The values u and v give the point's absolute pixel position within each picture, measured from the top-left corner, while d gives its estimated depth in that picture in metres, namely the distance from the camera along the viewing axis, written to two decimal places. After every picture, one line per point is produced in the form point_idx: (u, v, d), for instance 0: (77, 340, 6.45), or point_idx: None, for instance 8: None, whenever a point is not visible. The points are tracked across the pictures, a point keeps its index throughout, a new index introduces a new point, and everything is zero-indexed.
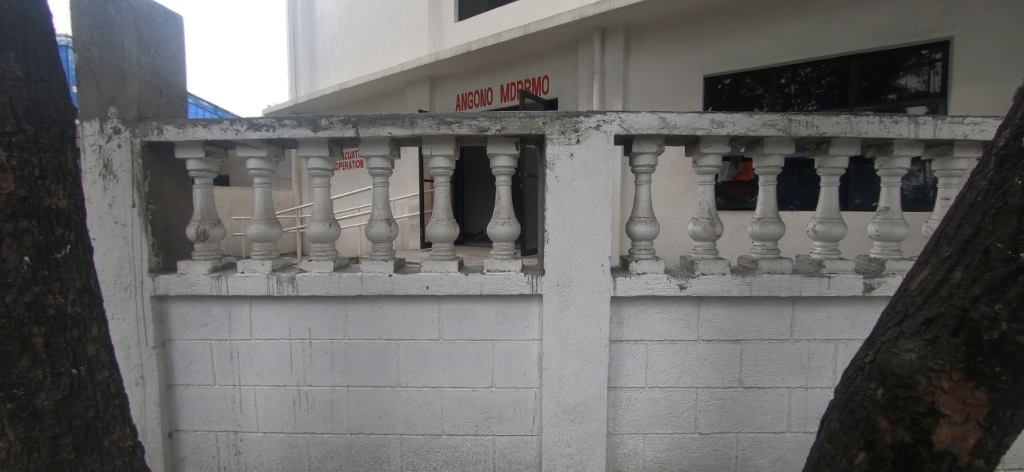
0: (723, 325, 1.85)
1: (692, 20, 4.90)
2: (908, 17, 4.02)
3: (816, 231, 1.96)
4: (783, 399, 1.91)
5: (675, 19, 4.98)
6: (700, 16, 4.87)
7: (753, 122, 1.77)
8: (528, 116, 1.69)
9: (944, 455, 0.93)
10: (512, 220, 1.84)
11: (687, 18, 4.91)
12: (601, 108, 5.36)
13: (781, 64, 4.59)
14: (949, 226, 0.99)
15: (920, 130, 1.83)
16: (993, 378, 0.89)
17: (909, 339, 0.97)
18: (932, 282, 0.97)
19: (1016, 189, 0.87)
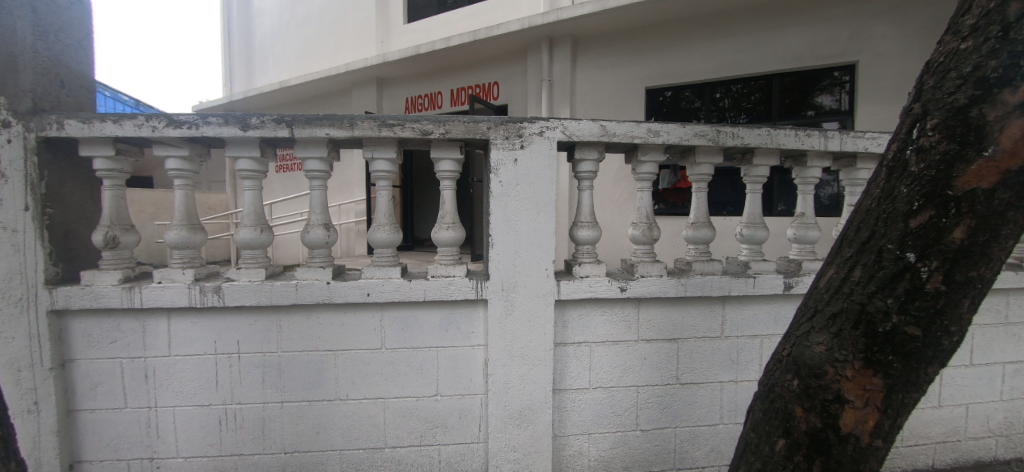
0: (660, 326, 1.93)
1: (634, 34, 5.12)
2: (822, 42, 4.43)
3: (743, 234, 2.10)
4: (716, 394, 2.02)
5: (617, 32, 5.18)
6: (641, 31, 5.09)
7: (684, 132, 1.87)
8: (472, 120, 1.69)
9: (848, 437, 1.04)
10: (456, 225, 1.83)
11: (630, 32, 5.13)
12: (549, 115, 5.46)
13: (715, 80, 4.89)
14: (850, 230, 1.09)
15: (829, 143, 2.02)
16: (888, 366, 0.99)
17: (819, 332, 1.07)
18: (837, 280, 1.07)
19: (902, 195, 0.98)
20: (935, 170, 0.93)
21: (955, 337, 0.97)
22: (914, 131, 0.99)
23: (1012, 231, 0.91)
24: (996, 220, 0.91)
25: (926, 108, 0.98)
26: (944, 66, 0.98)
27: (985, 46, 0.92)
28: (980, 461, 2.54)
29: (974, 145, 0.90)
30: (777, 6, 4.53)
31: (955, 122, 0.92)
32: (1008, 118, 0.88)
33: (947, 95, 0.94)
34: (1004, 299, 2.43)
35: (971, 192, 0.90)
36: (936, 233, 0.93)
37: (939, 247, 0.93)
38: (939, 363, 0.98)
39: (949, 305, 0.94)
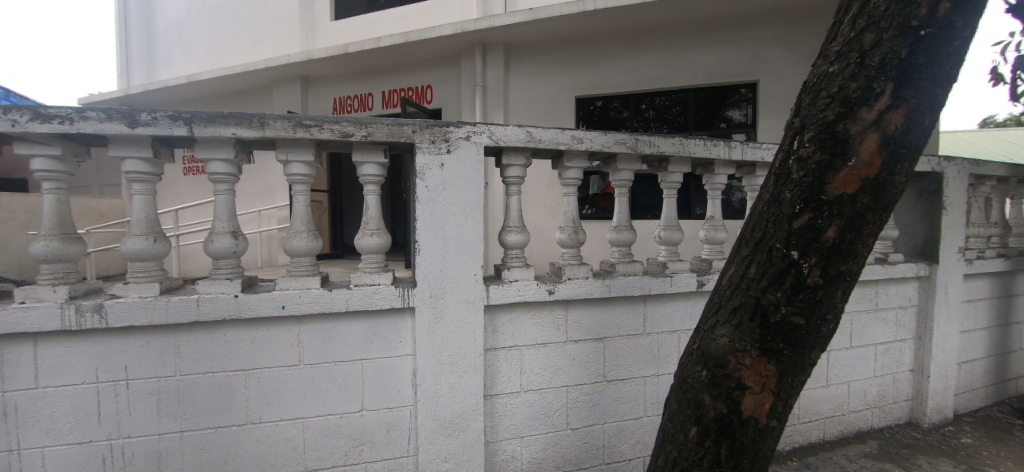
0: (586, 326, 2.00)
1: (564, 45, 5.29)
2: (729, 61, 4.86)
3: (661, 236, 2.24)
4: (639, 389, 2.13)
5: (546, 42, 5.32)
6: (570, 42, 5.27)
7: (605, 140, 1.96)
8: (396, 123, 1.64)
9: (748, 420, 1.14)
10: (381, 231, 1.77)
11: (559, 42, 5.29)
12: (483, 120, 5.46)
13: (639, 92, 5.17)
14: (746, 230, 1.21)
15: (732, 152, 2.22)
16: (779, 353, 1.10)
17: (723, 326, 1.17)
18: (737, 277, 1.18)
19: (787, 199, 1.09)
20: (812, 177, 1.06)
21: (831, 324, 1.10)
22: (795, 143, 1.11)
23: (872, 230, 1.05)
24: (860, 221, 1.04)
25: (804, 122, 1.11)
26: (816, 86, 1.11)
27: (848, 70, 1.05)
28: (860, 431, 2.89)
29: (841, 156, 1.03)
30: (691, 26, 4.91)
31: (826, 135, 1.05)
32: (866, 133, 1.01)
33: (820, 111, 1.07)
34: (875, 288, 2.80)
35: (840, 196, 1.03)
36: (814, 232, 1.05)
37: (817, 245, 1.04)
38: (820, 348, 1.12)
39: (826, 296, 1.07)
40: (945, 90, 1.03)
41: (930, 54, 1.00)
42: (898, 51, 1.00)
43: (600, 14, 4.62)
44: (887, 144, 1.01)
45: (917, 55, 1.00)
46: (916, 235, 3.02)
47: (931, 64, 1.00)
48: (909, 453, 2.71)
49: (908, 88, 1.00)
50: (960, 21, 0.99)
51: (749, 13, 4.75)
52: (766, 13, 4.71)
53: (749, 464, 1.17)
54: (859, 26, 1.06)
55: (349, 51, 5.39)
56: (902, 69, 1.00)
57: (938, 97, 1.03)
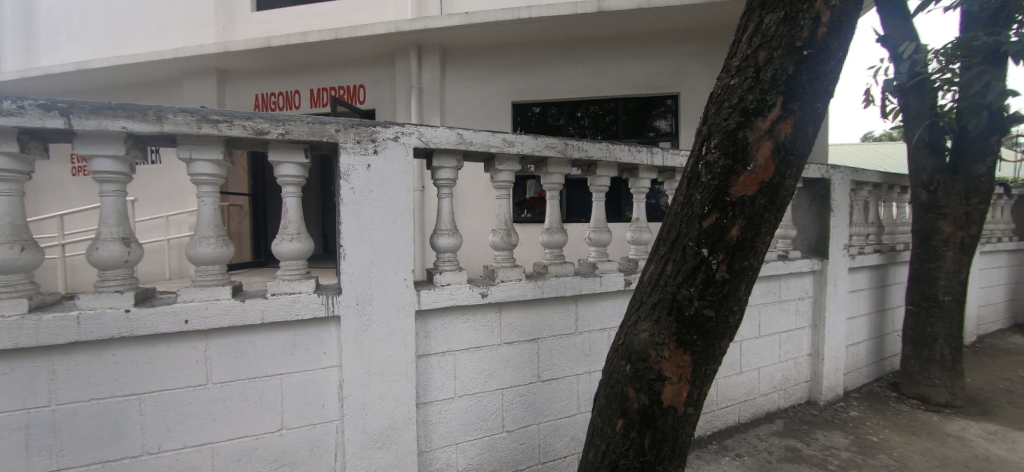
0: (520, 328, 2.01)
1: (499, 51, 5.32)
2: (654, 74, 5.16)
3: (591, 237, 2.31)
4: (572, 387, 2.18)
5: (482, 47, 5.33)
6: (506, 48, 5.31)
7: (536, 143, 1.99)
8: (318, 121, 1.56)
9: (668, 409, 1.21)
10: (302, 236, 1.67)
11: (495, 48, 5.32)
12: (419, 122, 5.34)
13: (573, 99, 5.32)
14: (664, 230, 1.28)
15: (654, 158, 2.35)
16: (693, 345, 1.17)
17: (644, 321, 1.23)
18: (656, 275, 1.24)
19: (697, 201, 1.17)
20: (718, 180, 1.14)
21: (737, 315, 1.19)
22: (703, 149, 1.20)
23: (769, 228, 1.16)
24: (759, 220, 1.14)
25: (711, 130, 1.20)
26: (720, 97, 1.20)
27: (746, 83, 1.15)
28: (769, 412, 3.17)
29: (741, 161, 1.12)
30: (619, 39, 5.17)
31: (729, 142, 1.14)
32: (762, 140, 1.11)
33: (723, 120, 1.16)
34: (778, 283, 3.09)
35: (742, 198, 1.12)
36: (720, 231, 1.13)
37: (723, 243, 1.13)
38: (728, 337, 1.21)
39: (733, 289, 1.15)
40: (824, 104, 1.16)
41: (812, 71, 1.12)
42: (786, 68, 1.11)
43: (535, 22, 4.72)
44: (780, 150, 1.12)
45: (802, 72, 1.12)
46: (812, 234, 3.37)
47: (814, 81, 1.12)
48: (809, 429, 3.01)
49: (794, 101, 1.12)
50: (834, 44, 1.12)
51: (670, 31, 5.10)
52: (686, 31, 5.08)
53: (670, 452, 1.23)
54: (755, 44, 1.16)
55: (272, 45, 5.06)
56: (790, 84, 1.11)
57: (819, 110, 1.16)
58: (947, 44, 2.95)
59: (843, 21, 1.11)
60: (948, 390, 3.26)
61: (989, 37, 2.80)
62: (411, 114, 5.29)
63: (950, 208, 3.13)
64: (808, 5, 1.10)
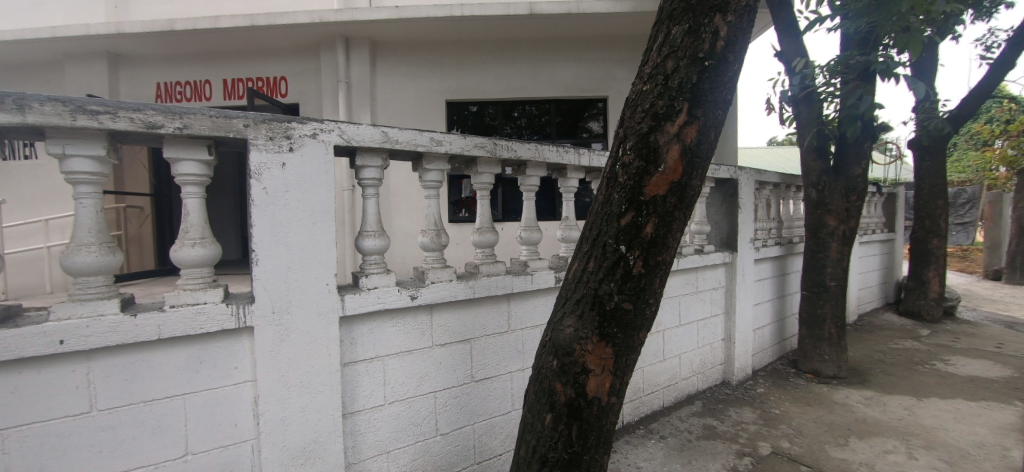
0: (452, 329, 1.98)
1: (432, 47, 5.21)
2: (583, 77, 5.36)
3: (522, 237, 2.33)
4: (506, 385, 2.19)
5: (414, 43, 5.19)
6: (438, 44, 5.21)
7: (464, 143, 1.97)
8: (222, 115, 1.43)
9: (592, 400, 1.25)
10: (206, 241, 1.52)
11: (427, 45, 5.20)
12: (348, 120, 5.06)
13: (507, 99, 5.35)
14: (587, 229, 1.31)
15: (581, 159, 2.42)
16: (614, 337, 1.23)
17: (569, 317, 1.27)
18: (580, 272, 1.28)
19: (615, 200, 1.22)
20: (633, 181, 1.20)
21: (653, 307, 1.26)
22: (620, 151, 1.25)
23: (680, 224, 1.23)
24: (670, 218, 1.21)
25: (627, 133, 1.25)
26: (634, 102, 1.26)
27: (656, 90, 1.22)
28: (689, 394, 3.39)
29: (653, 163, 1.19)
30: (549, 41, 5.31)
31: (642, 145, 1.20)
32: (671, 143, 1.18)
33: (637, 124, 1.23)
34: (695, 274, 3.32)
35: (654, 197, 1.18)
36: (636, 229, 1.19)
37: (639, 240, 1.19)
38: (646, 328, 1.27)
39: (649, 283, 1.22)
40: (724, 111, 1.26)
41: (713, 81, 1.21)
42: (690, 77, 1.19)
43: (468, 21, 4.70)
44: (686, 153, 1.20)
45: (704, 81, 1.20)
46: (723, 229, 3.64)
47: (715, 89, 1.21)
48: (723, 407, 3.26)
49: (698, 108, 1.20)
50: (731, 57, 1.22)
51: (596, 37, 5.33)
52: (610, 39, 5.35)
53: (595, 441, 1.28)
54: (663, 54, 1.23)
55: (177, 29, 4.60)
56: (694, 92, 1.20)
57: (720, 116, 1.25)
58: (832, 59, 3.30)
59: (739, 36, 1.21)
60: (836, 363, 3.69)
61: (862, 57, 3.19)
62: (340, 110, 5.00)
63: (833, 205, 3.54)
64: (708, 20, 1.19)
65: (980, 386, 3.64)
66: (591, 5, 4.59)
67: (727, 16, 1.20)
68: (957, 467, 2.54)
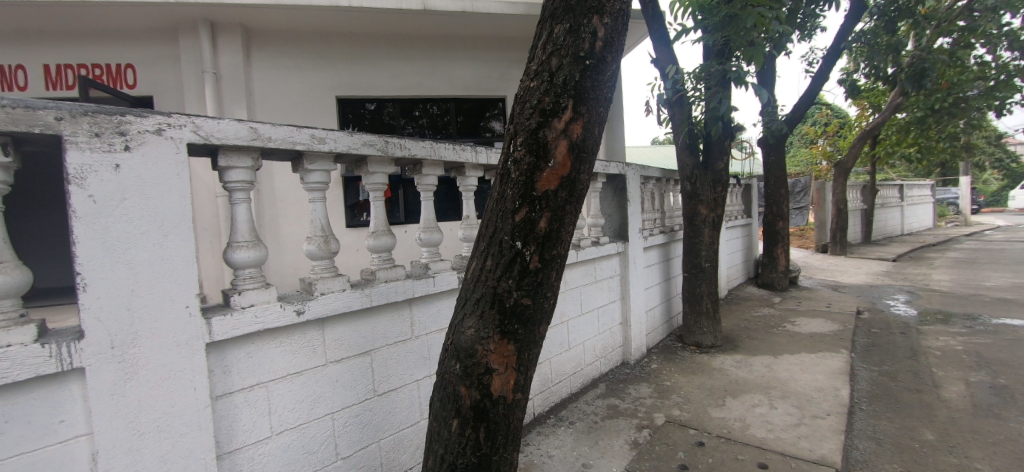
0: (348, 343, 1.81)
1: (316, 38, 4.80)
2: (481, 77, 5.37)
3: (422, 239, 2.21)
4: (412, 394, 2.08)
5: (296, 32, 4.73)
6: (323, 36, 4.82)
7: (351, 141, 1.80)
8: (22, 105, 1.11)
9: (498, 399, 1.30)
10: (8, 266, 1.20)
11: (310, 35, 4.77)
12: (218, 115, 4.44)
13: (404, 97, 5.14)
14: (484, 227, 1.30)
15: (479, 157, 2.38)
16: (515, 334, 1.27)
17: (469, 319, 1.29)
18: (478, 271, 1.29)
19: (509, 196, 1.23)
20: (525, 177, 1.21)
21: (551, 300, 1.31)
22: (511, 148, 1.25)
23: (571, 218, 1.27)
24: (562, 212, 1.24)
25: (517, 130, 1.25)
26: (522, 98, 1.25)
27: (543, 86, 1.21)
28: (594, 378, 3.54)
29: (543, 158, 1.20)
30: (444, 39, 5.22)
31: (532, 141, 1.20)
32: (559, 139, 1.20)
33: (525, 120, 1.22)
34: (594, 265, 3.48)
35: (546, 192, 1.21)
36: (530, 225, 1.21)
37: (533, 235, 1.21)
38: (545, 322, 1.33)
39: (545, 278, 1.26)
40: (608, 109, 1.29)
41: (595, 79, 1.23)
42: (574, 75, 1.20)
43: (357, 13, 4.39)
44: (574, 149, 1.22)
45: (587, 79, 1.22)
46: (616, 221, 3.84)
47: (597, 88, 1.24)
48: (624, 386, 3.46)
49: (583, 104, 1.22)
50: (610, 57, 1.26)
51: (490, 37, 5.38)
52: (503, 40, 5.43)
53: (503, 438, 1.34)
54: (548, 51, 1.23)
55: None
56: (578, 89, 1.21)
57: (603, 114, 1.28)
58: (696, 67, 3.65)
59: (615, 38, 1.26)
60: (713, 334, 4.11)
61: (719, 66, 3.58)
62: (207, 104, 4.37)
63: (705, 195, 3.93)
64: (587, 20, 1.21)
65: (817, 340, 4.32)
66: (485, 5, 4.57)
67: (603, 18, 1.23)
68: (806, 409, 2.98)
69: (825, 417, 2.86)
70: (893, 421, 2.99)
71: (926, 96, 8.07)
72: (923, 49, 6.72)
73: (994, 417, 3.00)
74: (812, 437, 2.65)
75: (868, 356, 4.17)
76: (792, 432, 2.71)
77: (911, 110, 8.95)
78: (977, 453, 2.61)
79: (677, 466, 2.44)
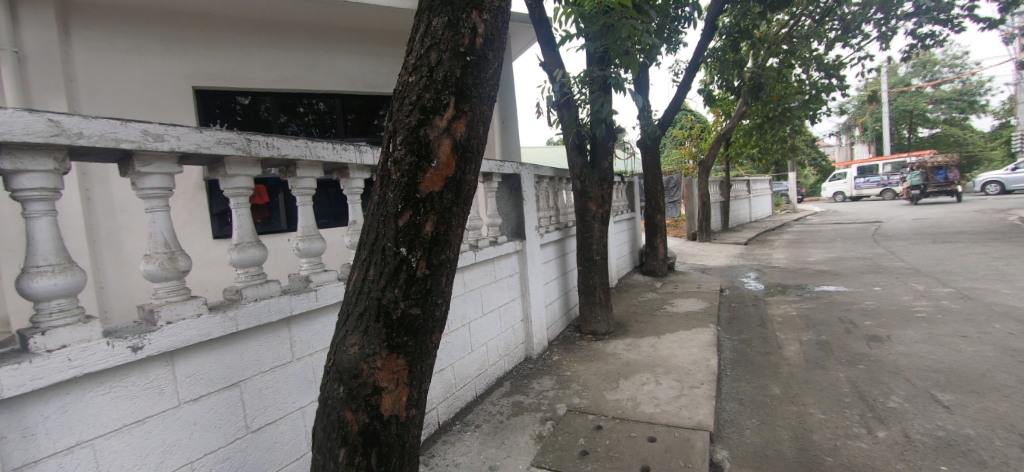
0: (209, 377, 1.53)
1: (162, 18, 4.12)
2: (367, 72, 5.09)
3: (299, 249, 1.97)
4: (296, 425, 1.85)
5: (135, 8, 4.01)
6: (172, 15, 4.15)
7: (202, 138, 1.51)
8: None
9: (390, 419, 1.19)
10: None
11: (154, 14, 4.09)
12: (25, 106, 3.59)
13: (280, 91, 4.66)
14: (367, 234, 1.18)
15: (363, 157, 2.19)
16: (405, 348, 1.17)
17: (352, 335, 1.17)
18: (360, 281, 1.18)
19: (390, 199, 1.13)
20: (407, 178, 1.11)
21: (443, 307, 1.23)
22: (390, 147, 1.15)
23: (460, 220, 1.19)
24: (449, 214, 1.16)
25: (396, 128, 1.15)
26: (400, 94, 1.15)
27: (422, 82, 1.13)
28: (499, 377, 3.51)
29: (426, 158, 1.11)
30: (324, 29, 4.82)
31: (413, 139, 1.11)
32: (441, 138, 1.11)
33: (405, 117, 1.13)
34: (492, 265, 3.44)
35: (430, 194, 1.12)
36: (415, 229, 1.11)
37: (419, 240, 1.12)
38: (438, 330, 1.24)
39: (434, 284, 1.17)
40: (491, 108, 1.23)
41: (477, 76, 1.17)
42: (454, 71, 1.13)
43: None
44: (458, 148, 1.14)
45: (468, 77, 1.15)
46: (512, 220, 3.84)
47: (478, 85, 1.17)
48: (527, 381, 3.48)
49: (465, 102, 1.15)
50: (491, 55, 1.20)
51: (376, 30, 5.10)
52: (389, 34, 5.19)
53: (399, 461, 1.22)
54: (427, 45, 1.14)
55: None
56: (459, 86, 1.14)
57: (488, 112, 1.22)
58: (580, 72, 3.80)
59: (496, 35, 1.20)
60: (606, 322, 4.33)
61: (601, 72, 3.77)
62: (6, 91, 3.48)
63: (594, 192, 4.11)
64: (465, 15, 1.14)
65: (691, 318, 4.77)
66: None
67: (483, 14, 1.17)
68: (685, 381, 3.24)
69: (700, 386, 3.14)
70: (751, 382, 3.39)
71: (764, 106, 9.41)
72: (760, 65, 7.83)
73: (821, 367, 3.54)
74: (691, 406, 2.89)
75: (730, 327, 4.71)
76: (674, 404, 2.93)
77: (753, 117, 10.39)
78: (811, 400, 3.05)
79: (579, 453, 2.49)
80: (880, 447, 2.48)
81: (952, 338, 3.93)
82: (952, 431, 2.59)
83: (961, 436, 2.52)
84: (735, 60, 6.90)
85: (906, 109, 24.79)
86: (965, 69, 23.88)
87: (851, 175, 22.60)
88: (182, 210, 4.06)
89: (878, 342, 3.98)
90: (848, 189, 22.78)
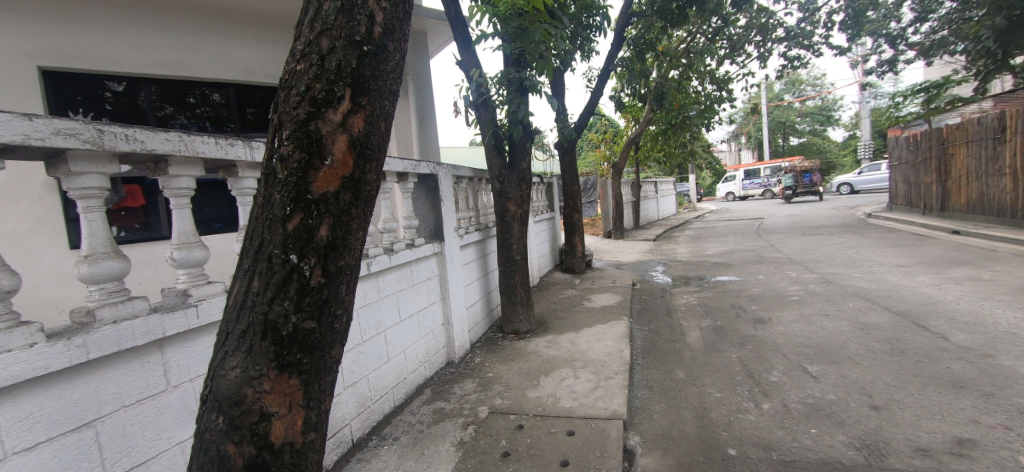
0: (51, 419, 1.27)
1: None
2: (264, 61, 4.67)
3: (174, 259, 1.70)
4: (172, 464, 1.60)
5: None
6: None
7: (32, 128, 1.24)
8: None
9: (283, 448, 1.04)
10: None
11: None
12: None
13: (159, 77, 4.11)
14: (250, 241, 1.03)
15: (253, 153, 1.95)
16: (298, 366, 1.03)
17: (233, 356, 1.01)
18: (243, 294, 1.02)
19: (277, 201, 0.99)
20: (296, 176, 0.98)
21: (343, 319, 1.10)
22: (275, 141, 1.01)
23: (361, 222, 1.08)
24: (347, 217, 1.04)
25: (282, 120, 1.01)
26: (287, 83, 1.02)
27: (312, 70, 1.00)
28: (419, 385, 3.36)
29: (318, 155, 0.99)
30: (212, 10, 4.34)
31: (301, 134, 0.98)
32: (336, 133, 1.00)
33: (292, 109, 0.99)
34: (409, 268, 3.29)
35: (324, 195, 0.99)
36: (307, 233, 0.98)
37: (312, 245, 0.99)
38: (338, 344, 1.11)
39: (332, 293, 1.05)
40: (393, 102, 1.13)
41: (377, 68, 1.06)
42: (349, 60, 1.01)
43: None
44: (356, 144, 1.03)
45: (365, 67, 1.04)
46: (430, 221, 3.72)
47: (378, 77, 1.07)
48: (448, 387, 3.37)
49: (363, 94, 1.04)
50: (392, 46, 1.10)
51: (274, 16, 4.68)
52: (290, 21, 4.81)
53: None
54: (316, 30, 1.02)
55: None
56: (356, 77, 1.03)
57: (389, 107, 1.12)
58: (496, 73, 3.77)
59: (396, 24, 1.10)
60: (527, 320, 4.35)
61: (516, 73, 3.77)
62: None
63: (513, 193, 4.09)
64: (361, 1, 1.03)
65: (606, 312, 4.95)
66: None
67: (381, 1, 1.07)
68: (600, 374, 3.33)
69: (614, 377, 3.25)
70: (660, 369, 3.58)
71: (666, 113, 10.14)
72: (662, 76, 8.41)
73: (717, 350, 3.84)
74: (606, 397, 2.97)
75: (641, 318, 4.96)
76: (591, 396, 3.00)
77: (658, 123, 11.15)
78: (709, 381, 3.28)
79: (500, 455, 2.44)
80: (765, 418, 2.72)
81: (818, 316, 4.47)
82: (820, 397, 2.91)
83: (826, 401, 2.84)
84: (641, 70, 7.31)
85: (781, 120, 28.22)
86: (823, 87, 27.68)
87: (739, 177, 25.18)
88: (25, 214, 3.45)
89: (762, 324, 4.41)
90: (737, 190, 25.34)
